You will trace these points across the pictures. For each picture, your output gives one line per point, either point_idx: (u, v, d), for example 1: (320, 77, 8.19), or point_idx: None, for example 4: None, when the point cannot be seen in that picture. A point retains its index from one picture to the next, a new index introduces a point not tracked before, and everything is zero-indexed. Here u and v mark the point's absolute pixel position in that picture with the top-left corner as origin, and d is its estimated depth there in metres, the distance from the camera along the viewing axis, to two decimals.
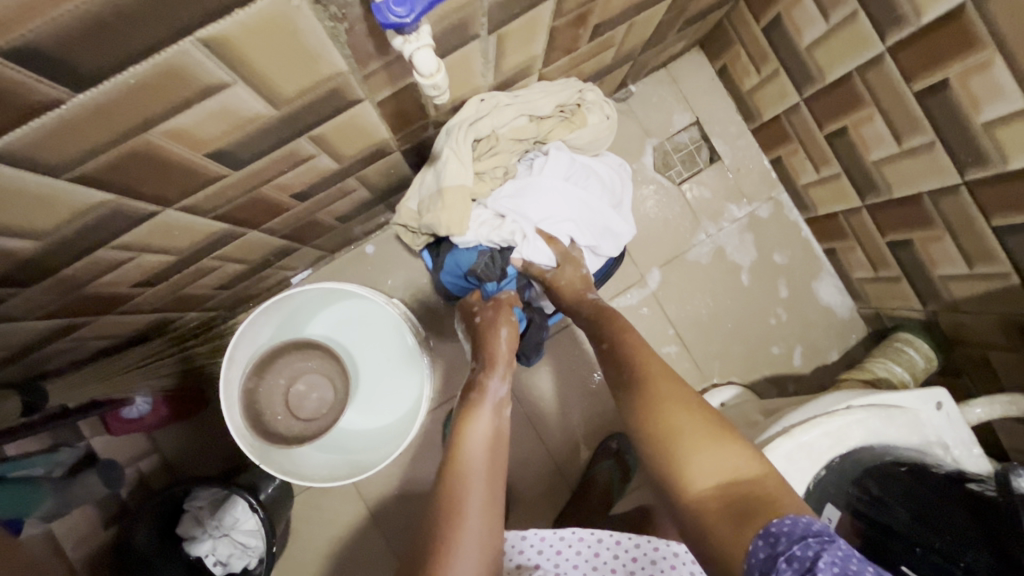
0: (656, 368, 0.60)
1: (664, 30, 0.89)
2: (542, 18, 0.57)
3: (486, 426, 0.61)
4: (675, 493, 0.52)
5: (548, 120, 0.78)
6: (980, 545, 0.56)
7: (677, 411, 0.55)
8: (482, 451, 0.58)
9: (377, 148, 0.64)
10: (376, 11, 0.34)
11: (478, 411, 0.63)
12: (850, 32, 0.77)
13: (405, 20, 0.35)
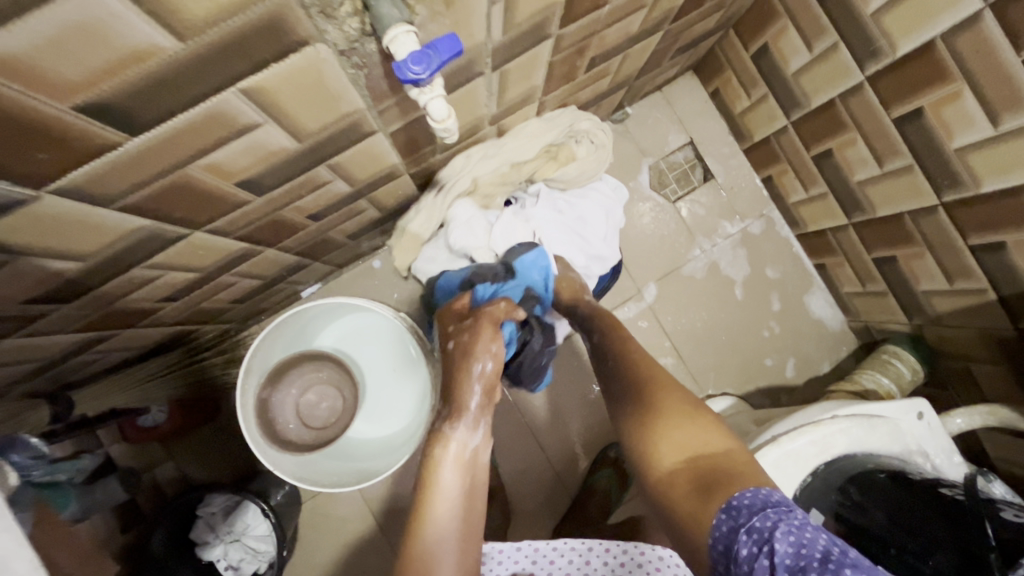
0: (637, 364, 0.64)
1: (657, 58, 0.93)
2: (542, 55, 0.62)
3: (454, 477, 0.58)
4: (649, 475, 0.56)
5: (536, 159, 0.86)
6: (946, 544, 0.58)
7: (653, 399, 0.59)
8: (451, 511, 0.56)
9: (387, 172, 0.69)
10: (397, 69, 0.39)
11: (444, 464, 0.59)
12: (832, 61, 0.82)
13: (420, 75, 0.39)
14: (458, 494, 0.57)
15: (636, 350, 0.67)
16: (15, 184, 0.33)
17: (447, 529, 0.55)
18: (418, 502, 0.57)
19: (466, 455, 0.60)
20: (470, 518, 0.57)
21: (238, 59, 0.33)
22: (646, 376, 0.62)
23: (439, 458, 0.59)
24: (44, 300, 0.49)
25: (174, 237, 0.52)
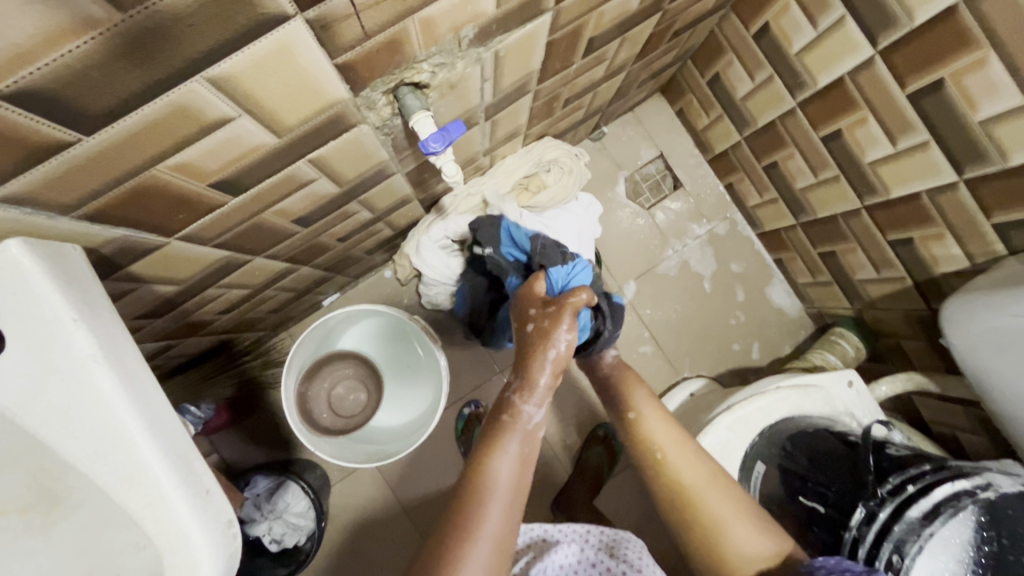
0: (669, 440, 0.75)
1: (625, 88, 1.08)
2: (524, 104, 0.76)
3: (515, 452, 0.62)
4: (719, 565, 0.67)
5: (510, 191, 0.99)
6: (846, 479, 0.71)
7: (708, 494, 0.70)
8: (510, 482, 0.60)
9: (401, 199, 0.83)
10: (422, 144, 0.54)
11: (507, 439, 0.64)
12: (769, 90, 0.97)
13: (437, 148, 0.55)
14: (517, 461, 0.62)
15: (656, 422, 0.77)
16: (155, 236, 0.47)
17: (499, 502, 0.58)
18: (478, 460, 0.61)
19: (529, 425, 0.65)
20: (518, 499, 0.60)
21: (310, 141, 0.48)
22: (672, 447, 0.74)
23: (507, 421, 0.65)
24: (144, 317, 0.63)
25: (240, 264, 0.66)
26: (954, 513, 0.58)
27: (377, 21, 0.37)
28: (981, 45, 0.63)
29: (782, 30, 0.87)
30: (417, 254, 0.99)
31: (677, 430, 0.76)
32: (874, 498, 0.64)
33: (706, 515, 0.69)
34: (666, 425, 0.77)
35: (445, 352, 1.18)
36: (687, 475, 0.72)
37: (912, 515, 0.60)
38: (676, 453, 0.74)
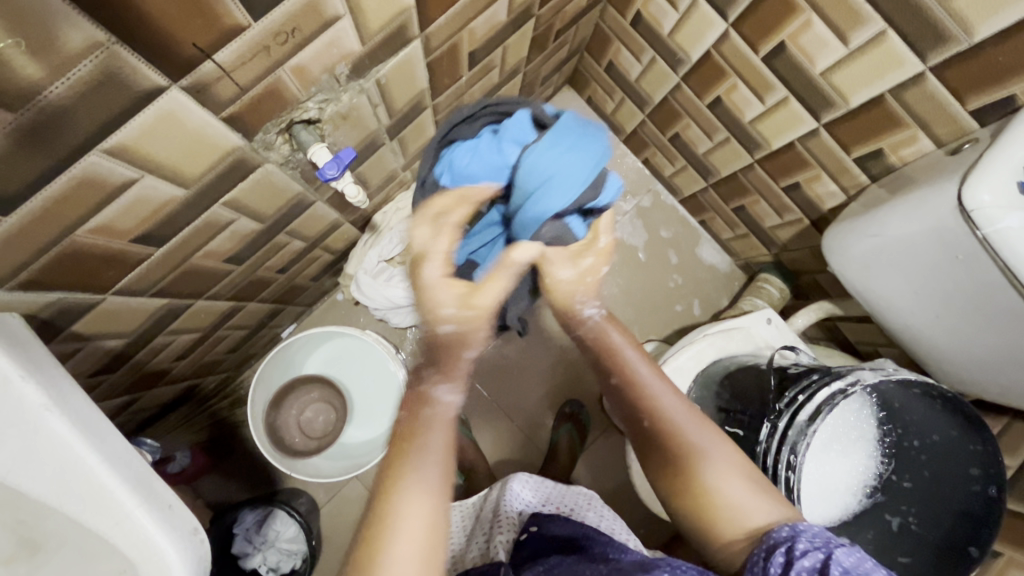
0: (676, 408, 0.68)
1: (529, 87, 1.16)
2: (426, 119, 0.83)
3: (440, 430, 0.57)
4: (721, 538, 0.60)
5: None
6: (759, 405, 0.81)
7: (713, 458, 0.63)
8: (435, 466, 0.54)
9: (330, 224, 0.89)
10: (319, 172, 0.59)
11: (407, 492, 0.52)
12: (655, 69, 1.05)
13: (335, 173, 0.60)
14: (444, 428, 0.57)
15: (655, 385, 0.70)
16: (90, 294, 0.52)
17: (425, 480, 0.53)
18: (399, 436, 0.57)
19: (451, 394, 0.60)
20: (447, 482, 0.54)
21: (219, 186, 0.53)
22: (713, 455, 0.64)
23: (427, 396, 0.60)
24: (98, 373, 0.67)
25: (184, 307, 0.70)
26: (860, 412, 0.72)
27: (250, 77, 0.43)
28: (804, 9, 0.72)
29: (650, 15, 0.96)
30: (357, 288, 1.06)
31: (711, 434, 0.66)
32: (783, 413, 0.69)
33: (705, 484, 0.62)
34: (703, 428, 0.66)
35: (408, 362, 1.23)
36: (724, 480, 0.62)
37: (807, 423, 0.66)
38: (718, 458, 0.63)
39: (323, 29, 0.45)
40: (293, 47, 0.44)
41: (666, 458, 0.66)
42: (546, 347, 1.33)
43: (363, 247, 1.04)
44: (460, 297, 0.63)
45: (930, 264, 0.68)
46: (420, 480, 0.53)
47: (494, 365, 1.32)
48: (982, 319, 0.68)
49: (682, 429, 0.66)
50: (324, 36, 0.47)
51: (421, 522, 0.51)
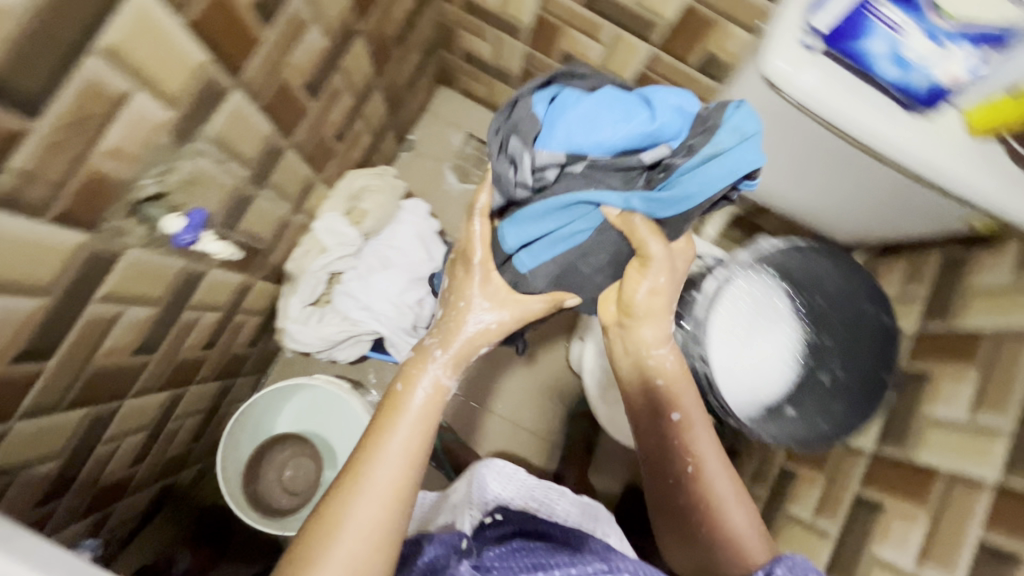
0: (704, 452, 0.72)
1: (399, 99, 1.18)
2: (292, 160, 0.85)
3: (405, 434, 0.61)
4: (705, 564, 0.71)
5: (347, 235, 1.03)
6: None
7: (721, 505, 0.70)
8: (389, 474, 0.57)
9: (240, 287, 0.90)
10: (172, 241, 0.64)
11: (364, 481, 0.57)
12: (504, 44, 1.09)
13: (190, 237, 0.65)
14: (413, 437, 0.61)
15: (699, 427, 0.73)
16: None
17: (389, 462, 0.58)
18: (375, 427, 0.62)
19: (432, 388, 0.65)
20: (396, 497, 0.57)
21: (83, 284, 0.55)
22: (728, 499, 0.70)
23: (409, 393, 0.64)
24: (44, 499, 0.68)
25: (111, 410, 0.71)
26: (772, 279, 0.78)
27: (57, 168, 0.46)
28: None
29: None
30: (297, 341, 1.02)
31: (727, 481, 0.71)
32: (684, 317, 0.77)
33: (719, 518, 0.70)
34: (723, 474, 0.72)
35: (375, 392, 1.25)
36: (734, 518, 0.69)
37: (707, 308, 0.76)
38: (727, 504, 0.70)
39: (116, 108, 0.48)
40: (91, 133, 0.46)
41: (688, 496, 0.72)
42: None
43: (290, 301, 1.01)
44: (493, 294, 0.67)
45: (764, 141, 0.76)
46: (380, 471, 0.57)
47: None
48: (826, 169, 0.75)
49: (717, 493, 0.71)
50: (123, 114, 0.49)
51: (372, 512, 0.56)
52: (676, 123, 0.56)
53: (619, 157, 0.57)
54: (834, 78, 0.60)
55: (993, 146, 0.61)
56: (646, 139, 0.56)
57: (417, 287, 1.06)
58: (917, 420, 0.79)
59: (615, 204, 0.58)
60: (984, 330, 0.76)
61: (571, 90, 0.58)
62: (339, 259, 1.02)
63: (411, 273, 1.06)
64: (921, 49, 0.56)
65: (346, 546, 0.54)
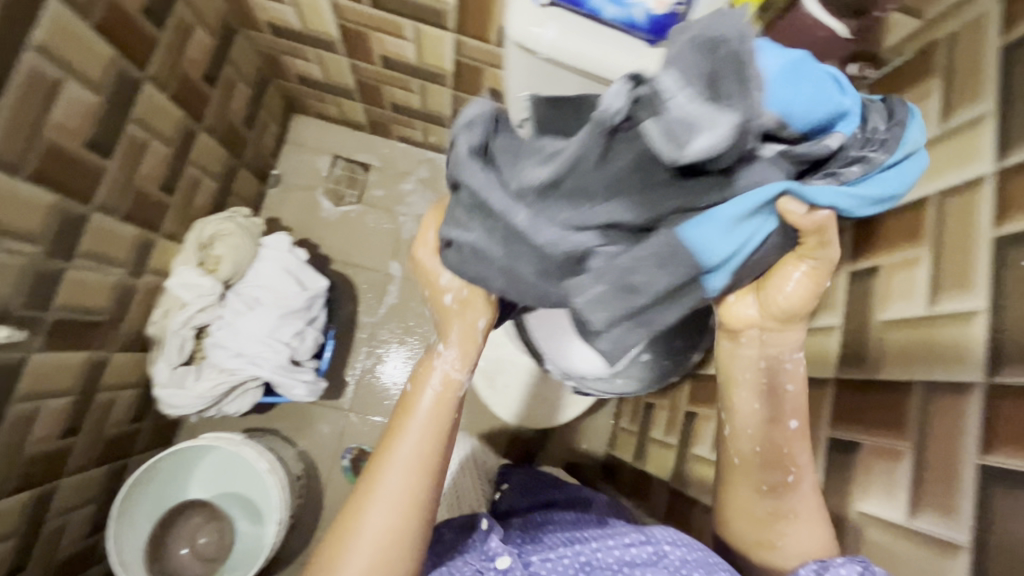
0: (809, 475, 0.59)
1: (240, 136, 1.16)
2: (105, 222, 0.82)
3: (415, 440, 0.59)
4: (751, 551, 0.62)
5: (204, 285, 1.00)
6: None
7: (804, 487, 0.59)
8: (400, 482, 0.57)
9: (89, 364, 0.86)
10: None
11: (382, 479, 0.57)
12: (325, 60, 1.08)
13: None
14: (429, 444, 0.59)
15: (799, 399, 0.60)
16: None
17: (399, 466, 0.58)
18: (390, 429, 0.60)
19: (442, 384, 0.61)
20: (409, 510, 0.57)
21: None
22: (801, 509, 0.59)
23: (418, 398, 0.61)
24: None
25: None
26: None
27: None
28: None
29: (277, 20, 0.98)
30: (174, 406, 0.97)
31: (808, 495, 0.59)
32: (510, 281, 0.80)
33: (790, 498, 0.59)
34: (810, 490, 0.59)
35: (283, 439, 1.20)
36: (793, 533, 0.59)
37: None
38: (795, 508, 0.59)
39: None
40: None
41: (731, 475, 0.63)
42: (411, 345, 1.34)
43: (160, 366, 0.97)
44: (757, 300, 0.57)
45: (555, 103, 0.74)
46: (393, 470, 0.58)
47: (374, 388, 1.32)
48: None
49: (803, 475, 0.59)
50: None
51: (391, 510, 0.57)
52: (852, 120, 0.44)
53: (798, 141, 0.44)
54: (567, 20, 0.59)
55: None
56: (831, 119, 0.43)
57: (292, 319, 1.04)
58: None
59: (805, 202, 0.44)
60: None
61: (769, 39, 0.43)
62: (202, 310, 0.99)
63: (281, 307, 1.03)
64: None
65: (364, 545, 0.56)
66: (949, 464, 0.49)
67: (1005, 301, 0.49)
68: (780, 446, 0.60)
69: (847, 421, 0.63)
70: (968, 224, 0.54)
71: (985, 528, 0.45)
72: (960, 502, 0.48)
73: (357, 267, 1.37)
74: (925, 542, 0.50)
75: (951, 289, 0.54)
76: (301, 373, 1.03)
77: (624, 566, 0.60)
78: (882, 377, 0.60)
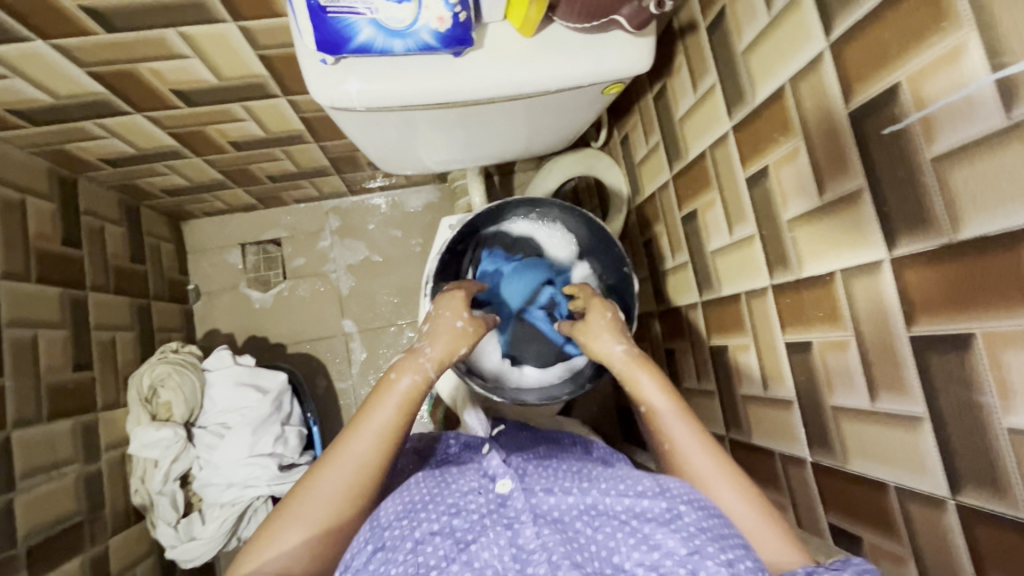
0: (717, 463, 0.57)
1: (134, 274, 1.10)
2: (29, 434, 0.78)
3: (364, 445, 0.56)
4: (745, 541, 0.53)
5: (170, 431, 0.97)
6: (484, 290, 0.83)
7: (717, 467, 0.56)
8: (333, 486, 0.54)
9: (88, 564, 0.85)
10: None
11: (349, 442, 0.56)
12: (177, 167, 1.02)
13: None
14: (371, 446, 0.56)
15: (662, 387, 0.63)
16: None
17: (368, 437, 0.56)
18: (366, 402, 0.59)
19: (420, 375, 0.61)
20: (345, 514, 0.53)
21: None
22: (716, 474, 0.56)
23: (375, 405, 0.58)
24: None
25: None
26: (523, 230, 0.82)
27: None
28: (130, 66, 0.70)
29: (107, 153, 0.92)
30: (195, 559, 0.96)
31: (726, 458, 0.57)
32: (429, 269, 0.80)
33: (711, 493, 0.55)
34: (714, 461, 0.57)
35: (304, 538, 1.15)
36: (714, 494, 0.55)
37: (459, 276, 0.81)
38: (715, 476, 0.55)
39: None
40: None
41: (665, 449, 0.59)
42: None
43: (162, 530, 0.94)
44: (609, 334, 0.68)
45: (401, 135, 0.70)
46: (362, 435, 0.56)
47: None
48: (467, 124, 0.70)
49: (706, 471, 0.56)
50: None
51: (347, 476, 0.54)
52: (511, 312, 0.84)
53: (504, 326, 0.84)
54: (357, 64, 0.55)
55: (554, 30, 0.58)
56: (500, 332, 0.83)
57: (267, 428, 1.02)
58: (709, 255, 0.80)
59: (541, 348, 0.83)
60: (703, 149, 0.77)
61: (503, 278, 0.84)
62: (179, 457, 0.97)
63: (251, 422, 1.01)
64: (403, 16, 0.52)
65: (313, 508, 0.53)
66: (886, 344, 0.50)
67: (876, 176, 0.48)
68: (685, 411, 0.60)
69: (794, 323, 0.63)
70: (824, 105, 0.53)
71: (934, 399, 0.46)
72: (908, 377, 0.48)
73: (311, 340, 1.33)
74: (895, 422, 0.51)
75: (835, 172, 0.53)
76: (299, 471, 1.02)
77: (631, 519, 0.49)
78: (806, 275, 0.60)
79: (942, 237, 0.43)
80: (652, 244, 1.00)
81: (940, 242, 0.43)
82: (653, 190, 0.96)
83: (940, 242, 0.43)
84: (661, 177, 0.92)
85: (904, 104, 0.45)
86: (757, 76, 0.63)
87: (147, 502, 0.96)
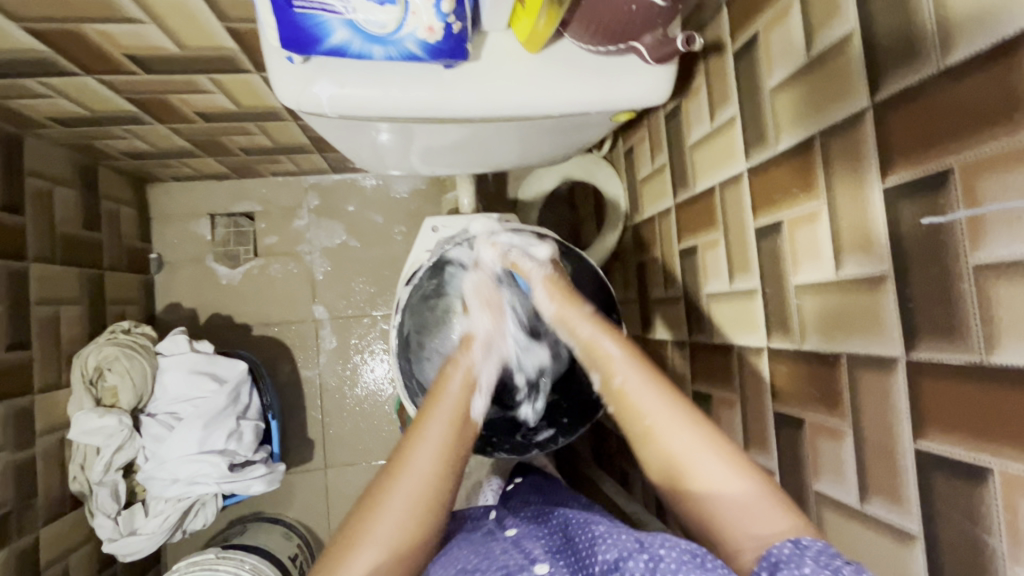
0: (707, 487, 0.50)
1: (86, 241, 1.02)
2: None
3: (429, 455, 0.55)
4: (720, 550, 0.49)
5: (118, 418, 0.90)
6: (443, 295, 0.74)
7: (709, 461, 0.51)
8: (396, 522, 0.51)
9: (17, 555, 0.80)
10: None
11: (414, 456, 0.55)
12: (142, 132, 0.93)
13: None
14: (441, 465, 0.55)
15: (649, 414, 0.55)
16: None
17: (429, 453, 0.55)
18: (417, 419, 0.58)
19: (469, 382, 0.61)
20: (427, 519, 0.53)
21: None
22: (696, 452, 0.51)
23: (431, 414, 0.58)
24: None
25: None
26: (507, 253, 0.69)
27: None
28: (75, 27, 0.61)
29: (56, 113, 0.82)
30: (134, 552, 0.92)
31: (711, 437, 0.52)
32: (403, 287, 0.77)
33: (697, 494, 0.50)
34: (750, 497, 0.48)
35: (260, 534, 1.11)
36: (693, 468, 0.51)
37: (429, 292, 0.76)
38: (696, 454, 0.51)
39: None
40: None
41: (622, 405, 0.57)
42: (363, 385, 1.28)
43: (99, 521, 0.89)
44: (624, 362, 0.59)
45: (376, 140, 0.63)
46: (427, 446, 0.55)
47: (343, 437, 1.27)
48: (452, 137, 0.63)
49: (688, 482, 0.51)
50: None
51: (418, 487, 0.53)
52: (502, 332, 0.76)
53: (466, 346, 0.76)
54: (330, 61, 0.48)
55: (563, 48, 0.51)
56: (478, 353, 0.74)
57: (221, 421, 0.96)
58: (704, 297, 0.75)
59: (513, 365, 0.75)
60: (712, 184, 0.70)
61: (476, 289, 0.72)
62: (124, 447, 0.90)
63: (203, 415, 0.95)
64: (385, 20, 0.45)
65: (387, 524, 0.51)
66: (887, 448, 0.46)
67: (905, 267, 0.43)
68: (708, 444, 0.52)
69: (787, 395, 0.58)
70: (855, 173, 0.47)
71: (933, 521, 0.42)
72: (906, 489, 0.45)
73: (279, 322, 1.26)
74: (883, 529, 0.47)
75: (855, 249, 0.48)
76: (251, 471, 0.98)
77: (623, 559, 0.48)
78: (806, 349, 0.55)
79: (972, 355, 0.38)
80: (645, 268, 0.94)
81: (969, 360, 0.39)
82: (653, 213, 0.90)
83: (969, 358, 0.39)
84: (664, 202, 0.85)
85: (952, 196, 0.39)
86: (783, 121, 0.56)
87: (87, 490, 0.90)
